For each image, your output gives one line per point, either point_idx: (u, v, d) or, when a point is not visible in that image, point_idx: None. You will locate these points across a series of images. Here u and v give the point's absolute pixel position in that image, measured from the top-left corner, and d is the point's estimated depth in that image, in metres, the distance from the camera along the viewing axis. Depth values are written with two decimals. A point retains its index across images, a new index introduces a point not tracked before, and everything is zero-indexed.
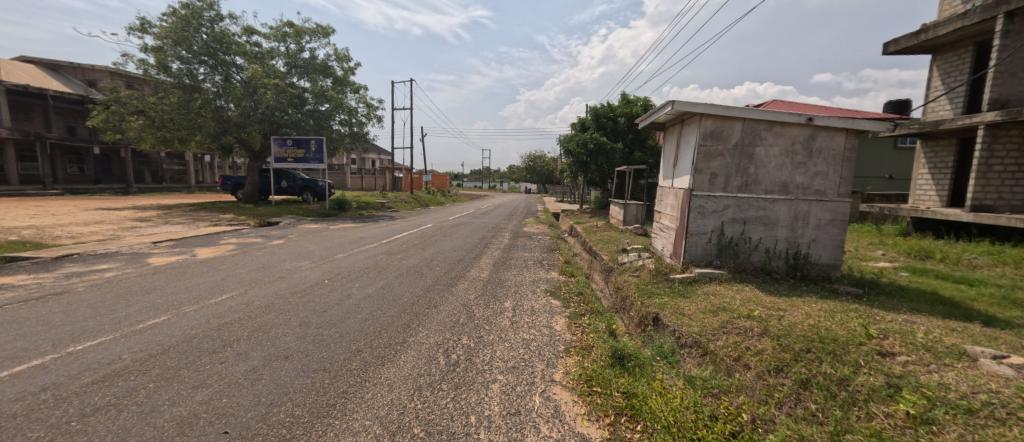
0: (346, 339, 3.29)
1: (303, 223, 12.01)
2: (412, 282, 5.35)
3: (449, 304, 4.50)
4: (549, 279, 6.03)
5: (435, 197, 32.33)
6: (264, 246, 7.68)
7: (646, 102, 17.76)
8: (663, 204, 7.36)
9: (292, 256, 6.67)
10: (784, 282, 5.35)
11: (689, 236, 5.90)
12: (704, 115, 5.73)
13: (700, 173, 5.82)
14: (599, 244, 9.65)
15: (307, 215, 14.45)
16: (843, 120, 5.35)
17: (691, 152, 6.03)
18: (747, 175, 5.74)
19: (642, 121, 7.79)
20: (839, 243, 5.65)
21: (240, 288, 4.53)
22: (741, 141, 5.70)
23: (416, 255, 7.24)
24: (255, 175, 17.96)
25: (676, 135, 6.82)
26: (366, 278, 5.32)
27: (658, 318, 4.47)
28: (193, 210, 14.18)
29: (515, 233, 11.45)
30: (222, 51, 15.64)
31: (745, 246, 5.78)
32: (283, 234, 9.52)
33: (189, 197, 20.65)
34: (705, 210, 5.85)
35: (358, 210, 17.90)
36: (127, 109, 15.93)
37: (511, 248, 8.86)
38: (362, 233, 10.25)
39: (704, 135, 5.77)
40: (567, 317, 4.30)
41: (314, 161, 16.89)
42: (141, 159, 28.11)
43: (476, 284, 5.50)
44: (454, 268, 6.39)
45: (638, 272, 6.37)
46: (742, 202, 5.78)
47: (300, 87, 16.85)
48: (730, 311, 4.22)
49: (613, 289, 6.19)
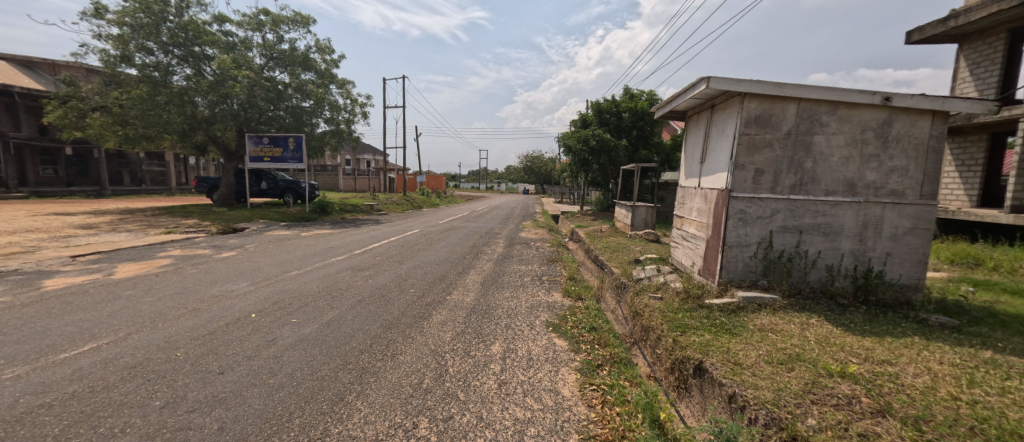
0: (222, 439, 1.99)
1: (273, 229, 10.75)
2: (372, 313, 4.06)
3: (412, 352, 3.21)
4: (552, 304, 4.76)
5: (429, 198, 31.11)
6: (205, 260, 6.39)
7: (652, 96, 16.55)
8: (686, 208, 6.16)
9: (231, 274, 5.36)
10: (857, 311, 4.11)
11: (727, 249, 4.67)
12: (749, 95, 4.48)
13: (742, 169, 4.58)
14: (607, 254, 8.40)
15: (283, 219, 13.17)
16: (932, 99, 4.14)
17: (729, 141, 4.79)
18: (803, 171, 4.51)
19: (660, 108, 6.57)
20: (921, 258, 4.41)
21: (119, 333, 3.22)
22: (796, 127, 4.46)
23: (389, 271, 5.97)
24: (231, 176, 16.66)
25: (704, 122, 5.63)
26: (310, 309, 4.03)
27: (703, 368, 3.21)
28: (155, 214, 12.87)
29: (511, 240, 10.20)
30: (191, 40, 14.28)
31: (801, 262, 4.55)
32: (241, 243, 8.23)
33: (163, 200, 19.25)
34: (748, 217, 4.61)
35: (342, 213, 16.63)
36: (87, 105, 14.58)
37: (505, 259, 7.58)
38: (334, 240, 8.99)
39: (748, 120, 4.52)
40: (577, 371, 3.06)
41: (292, 160, 15.62)
42: (119, 160, 26.67)
43: (456, 315, 4.19)
44: (432, 290, 5.10)
45: (661, 294, 5.12)
46: (796, 206, 4.55)
47: (277, 81, 15.52)
48: (810, 363, 2.96)
49: (630, 315, 4.94)
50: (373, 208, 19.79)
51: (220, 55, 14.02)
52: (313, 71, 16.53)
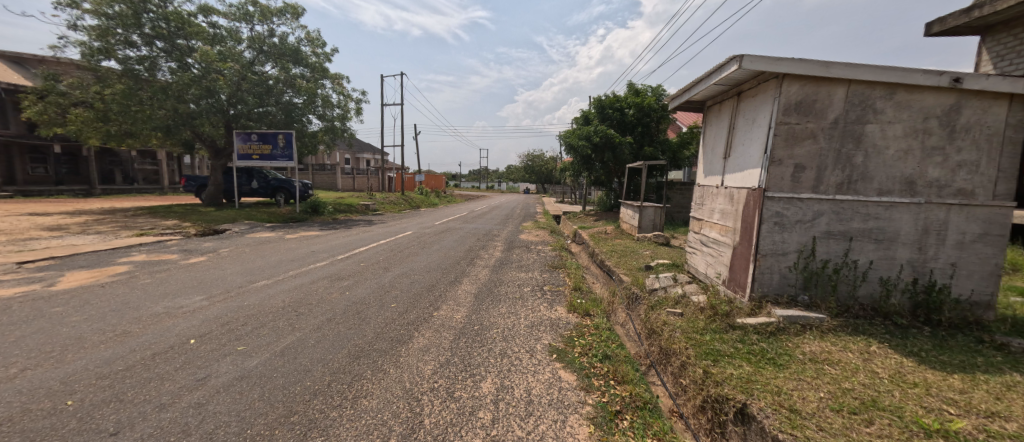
0: None
1: (256, 230, 10.08)
2: (341, 337, 3.38)
3: (380, 395, 2.53)
4: (555, 323, 4.07)
5: (428, 197, 30.49)
6: (168, 268, 5.72)
7: (658, 91, 15.84)
8: (705, 209, 5.50)
9: (187, 285, 4.68)
10: (922, 334, 3.42)
11: (760, 258, 4.00)
12: (788, 77, 3.79)
13: (778, 163, 3.90)
14: (615, 259, 7.71)
15: (270, 219, 12.51)
16: (1011, 81, 3.44)
17: (762, 131, 4.11)
18: (853, 167, 3.82)
19: (675, 97, 5.90)
20: (993, 270, 3.72)
21: (11, 370, 2.55)
22: (844, 115, 3.77)
23: (370, 280, 5.28)
24: (219, 175, 16.01)
25: (728, 112, 4.97)
26: (265, 332, 3.34)
27: (749, 415, 2.52)
28: (135, 214, 12.22)
29: (510, 243, 9.53)
30: (175, 33, 13.64)
31: (848, 274, 3.87)
32: (216, 247, 7.55)
33: (149, 200, 18.56)
34: (785, 221, 3.93)
35: (334, 213, 15.98)
36: (67, 100, 13.95)
37: (502, 265, 6.88)
38: (319, 243, 8.31)
39: (787, 107, 3.83)
40: (590, 423, 2.36)
41: (282, 157, 14.97)
42: (110, 158, 26.05)
43: (442, 338, 3.51)
44: (417, 304, 4.41)
45: (681, 309, 4.43)
46: (843, 209, 3.86)
47: (267, 74, 14.88)
48: (896, 415, 2.27)
49: (645, 333, 4.27)
50: (368, 208, 19.14)
51: (202, 46, 13.31)
52: (304, 65, 15.89)
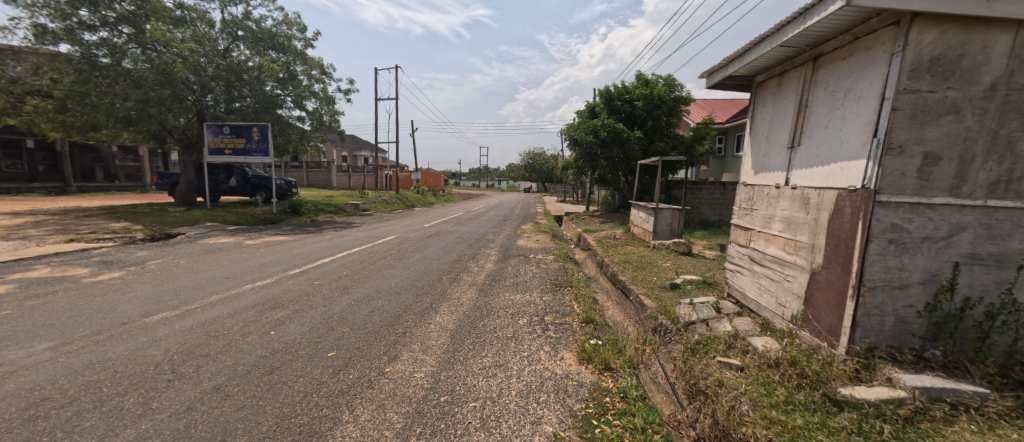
0: None
1: (214, 234, 8.76)
2: (212, 432, 2.05)
3: None
4: (560, 388, 2.75)
5: (424, 196, 29.21)
6: (59, 288, 4.41)
7: (669, 81, 14.52)
8: (756, 217, 4.18)
9: (50, 321, 3.36)
10: None
11: (866, 293, 2.71)
12: (923, 17, 2.47)
13: (898, 152, 2.59)
14: (631, 273, 6.41)
15: (240, 221, 11.26)
16: None
17: (866, 103, 2.82)
18: (1016, 158, 2.53)
19: (719, 71, 4.57)
20: None
21: None
22: (1003, 79, 2.49)
23: (315, 310, 3.98)
24: (191, 171, 14.70)
25: (797, 85, 3.69)
26: (87, 424, 2.03)
27: None
28: (88, 216, 10.94)
29: (506, 251, 8.21)
30: (141, 16, 12.41)
31: (1005, 319, 2.59)
32: (149, 257, 6.24)
33: (121, 198, 17.21)
34: (907, 239, 2.65)
35: (317, 213, 14.68)
36: (20, 88, 12.65)
37: (494, 283, 5.57)
38: (280, 252, 7.01)
39: (918, 66, 2.52)
40: None
41: (257, 152, 13.91)
42: (91, 154, 24.78)
43: (386, 426, 2.21)
44: (366, 354, 3.09)
45: (740, 360, 3.11)
46: (1001, 221, 2.57)
47: (242, 61, 13.63)
48: None
49: (689, 394, 2.97)
50: (357, 208, 17.92)
51: (155, 24, 11.78)
52: (284, 52, 14.87)
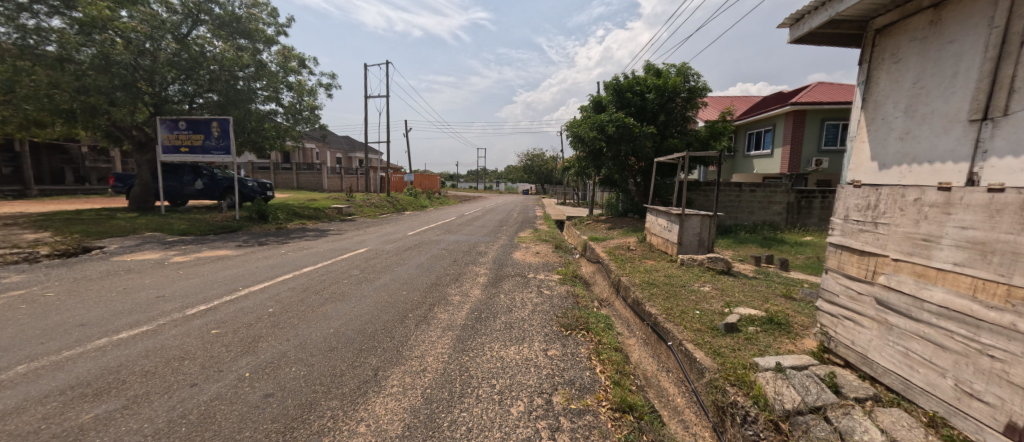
0: None
1: (141, 249, 7.09)
2: None
3: None
4: None
5: (417, 199, 27.63)
6: None
7: (685, 70, 13.00)
8: (889, 236, 2.65)
9: None
10: None
11: None
12: None
13: None
14: (661, 302, 4.86)
15: (190, 229, 9.66)
16: None
17: None
18: None
19: (822, 8, 2.97)
20: None
21: None
22: None
23: (169, 397, 2.35)
24: (147, 172, 13.03)
25: (989, 16, 2.19)
26: None
27: None
28: (9, 224, 9.31)
29: (500, 269, 6.64)
30: None
31: None
32: (16, 285, 4.60)
33: (77, 203, 15.53)
34: None
35: (290, 219, 13.12)
36: None
37: (479, 322, 4.01)
38: (206, 274, 5.41)
39: None
40: None
41: (217, 150, 12.33)
42: (60, 155, 23.06)
43: None
44: None
45: None
46: None
47: (203, 48, 12.06)
48: None
49: None
50: (340, 213, 16.34)
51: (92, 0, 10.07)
52: (252, 38, 13.31)
